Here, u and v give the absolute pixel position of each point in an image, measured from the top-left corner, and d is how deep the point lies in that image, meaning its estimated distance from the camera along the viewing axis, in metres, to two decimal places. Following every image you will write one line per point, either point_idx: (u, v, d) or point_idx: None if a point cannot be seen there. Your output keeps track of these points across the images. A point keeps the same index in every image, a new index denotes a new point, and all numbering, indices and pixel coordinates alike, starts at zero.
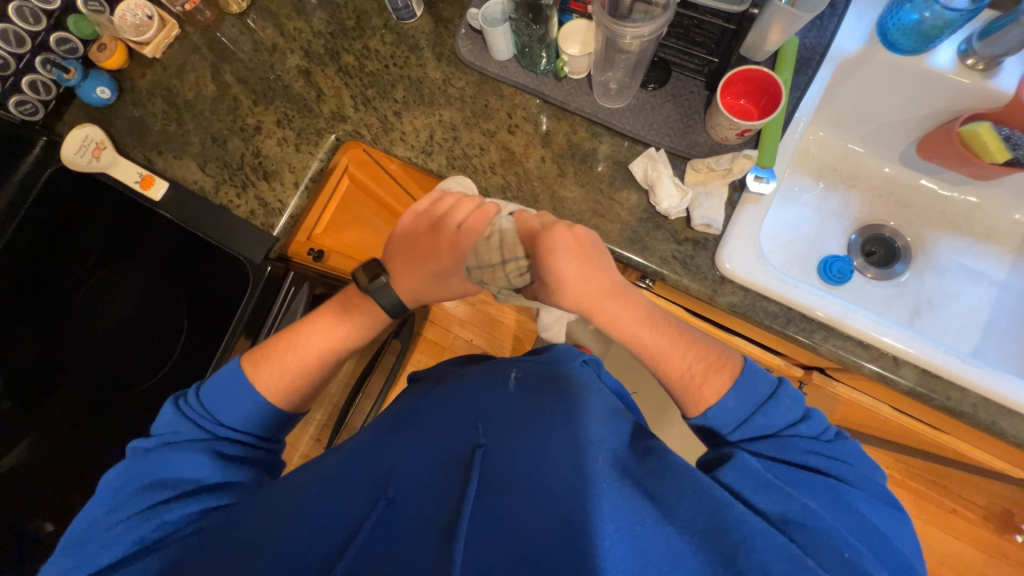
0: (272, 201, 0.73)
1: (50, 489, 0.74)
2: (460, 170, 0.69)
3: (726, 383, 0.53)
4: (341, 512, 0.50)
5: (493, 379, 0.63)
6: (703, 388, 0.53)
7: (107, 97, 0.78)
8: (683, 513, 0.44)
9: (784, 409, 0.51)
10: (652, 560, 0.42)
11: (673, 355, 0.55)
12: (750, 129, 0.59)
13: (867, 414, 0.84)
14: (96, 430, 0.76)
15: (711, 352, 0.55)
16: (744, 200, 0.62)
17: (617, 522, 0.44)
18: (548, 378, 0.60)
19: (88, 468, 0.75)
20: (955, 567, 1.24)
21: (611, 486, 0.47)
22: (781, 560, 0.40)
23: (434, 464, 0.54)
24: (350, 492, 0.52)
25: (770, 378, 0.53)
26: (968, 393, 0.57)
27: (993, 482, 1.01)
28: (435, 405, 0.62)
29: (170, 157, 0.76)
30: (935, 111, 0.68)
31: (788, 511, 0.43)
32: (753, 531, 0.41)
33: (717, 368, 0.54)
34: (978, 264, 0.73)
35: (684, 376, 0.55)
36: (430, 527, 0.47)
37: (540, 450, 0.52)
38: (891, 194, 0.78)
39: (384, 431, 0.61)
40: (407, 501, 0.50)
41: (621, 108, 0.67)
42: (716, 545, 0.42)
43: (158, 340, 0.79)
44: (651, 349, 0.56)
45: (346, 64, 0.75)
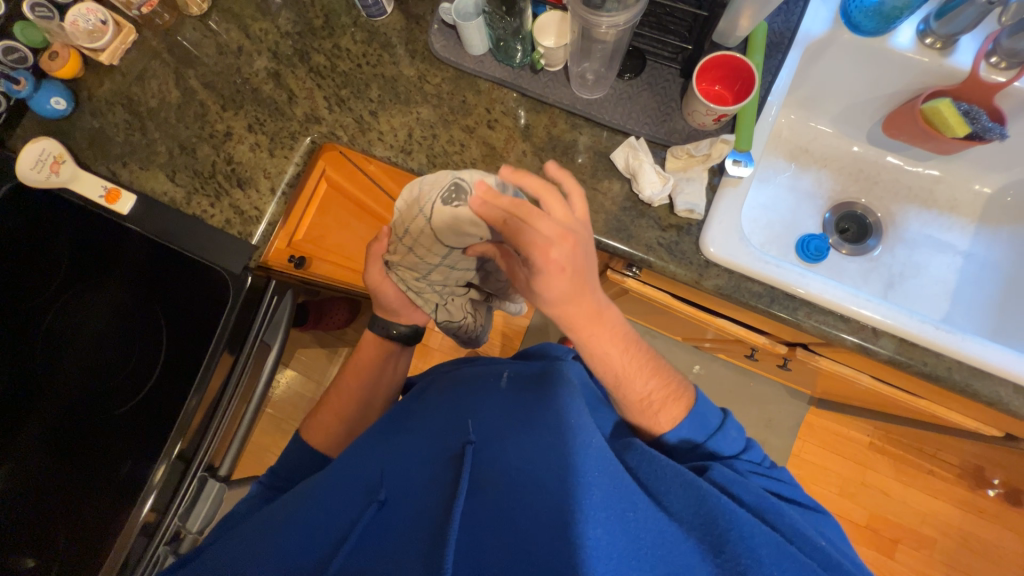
0: (248, 208, 0.71)
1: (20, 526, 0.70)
2: (441, 168, 0.69)
3: (678, 415, 0.60)
4: (339, 516, 0.52)
5: (485, 379, 0.63)
6: (659, 417, 0.61)
7: (62, 107, 0.74)
8: (675, 504, 0.48)
9: (729, 439, 0.59)
10: (645, 544, 0.44)
11: (637, 381, 0.61)
12: (726, 114, 0.60)
13: (848, 384, 0.87)
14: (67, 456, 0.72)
15: (672, 386, 0.62)
16: (724, 183, 0.63)
17: (609, 508, 0.44)
18: (536, 372, 0.61)
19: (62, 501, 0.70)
20: (935, 524, 1.31)
21: (598, 474, 0.47)
22: (767, 546, 0.43)
23: (427, 465, 0.55)
24: (347, 496, 0.54)
25: (717, 412, 0.62)
26: (942, 357, 0.60)
27: (966, 441, 1.06)
28: (428, 411, 0.63)
29: (136, 168, 0.73)
30: (899, 89, 0.70)
31: (764, 506, 0.49)
32: (742, 522, 0.44)
33: (675, 399, 0.61)
34: (945, 235, 0.77)
35: (642, 403, 0.61)
36: (424, 526, 0.47)
37: (531, 442, 0.52)
38: (860, 172, 0.81)
39: (378, 432, 0.61)
40: (401, 503, 0.51)
41: (599, 99, 0.67)
42: (707, 534, 0.45)
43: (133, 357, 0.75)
44: (621, 374, 0.60)
45: (317, 65, 0.73)
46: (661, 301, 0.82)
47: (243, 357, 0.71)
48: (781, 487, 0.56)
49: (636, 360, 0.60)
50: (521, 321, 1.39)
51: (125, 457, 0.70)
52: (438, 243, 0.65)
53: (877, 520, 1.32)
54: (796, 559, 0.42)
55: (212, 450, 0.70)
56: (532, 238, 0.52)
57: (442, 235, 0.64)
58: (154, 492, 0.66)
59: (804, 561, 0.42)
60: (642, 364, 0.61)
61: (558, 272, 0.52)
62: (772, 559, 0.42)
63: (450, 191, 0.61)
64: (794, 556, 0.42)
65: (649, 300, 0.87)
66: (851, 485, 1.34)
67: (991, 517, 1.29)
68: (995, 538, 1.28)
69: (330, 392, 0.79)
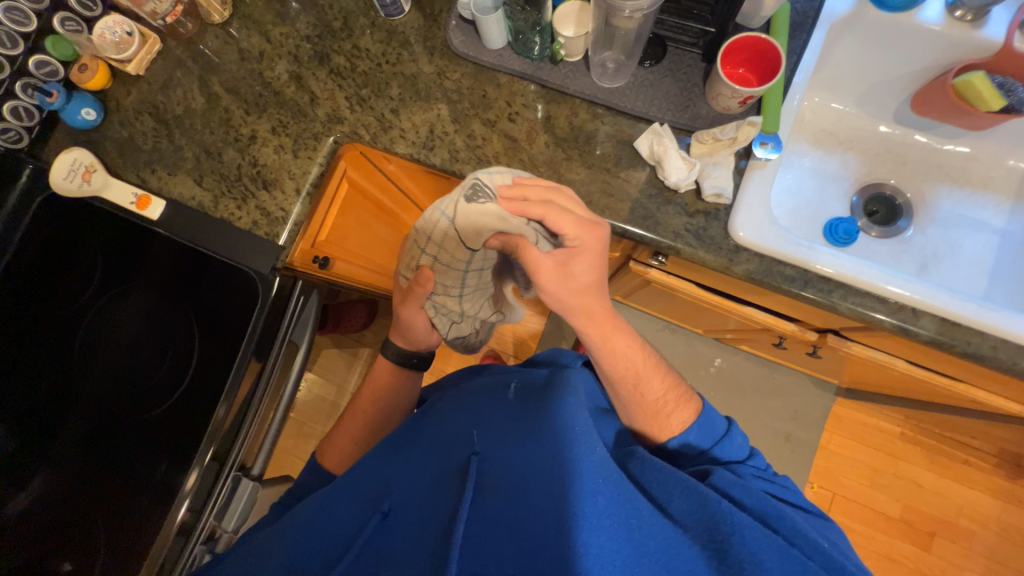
0: (275, 210, 0.72)
1: (54, 534, 0.69)
2: (463, 163, 0.69)
3: (689, 417, 0.60)
4: (344, 526, 0.53)
5: (494, 391, 0.62)
6: (671, 420, 0.60)
7: (92, 118, 0.76)
8: (679, 511, 0.47)
9: (736, 446, 0.58)
10: (649, 551, 0.43)
11: (652, 381, 0.62)
12: (752, 96, 0.59)
13: (879, 370, 0.85)
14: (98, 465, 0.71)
15: (681, 390, 0.62)
16: (751, 166, 0.63)
17: (611, 515, 0.44)
18: (547, 379, 0.60)
19: (93, 511, 0.69)
20: (973, 515, 1.27)
21: (604, 480, 0.46)
22: (770, 551, 0.42)
23: (432, 474, 0.55)
24: (356, 502, 0.55)
25: (723, 419, 0.61)
26: (986, 337, 0.58)
27: (1005, 427, 1.03)
28: (439, 418, 0.62)
29: (164, 174, 0.74)
30: (928, 66, 0.69)
31: (767, 507, 0.48)
32: (742, 525, 0.43)
33: (684, 403, 0.61)
34: (978, 213, 0.75)
35: (656, 404, 0.61)
36: (428, 532, 0.48)
37: (536, 448, 0.51)
38: (889, 153, 0.79)
39: (387, 441, 0.62)
40: (403, 512, 0.52)
41: (621, 87, 0.67)
42: (712, 540, 0.44)
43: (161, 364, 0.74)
44: (636, 371, 0.61)
45: (337, 66, 0.74)
46: (686, 292, 0.81)
47: (270, 364, 0.72)
48: (785, 493, 0.55)
49: (647, 362, 0.62)
50: (539, 319, 1.39)
51: (156, 462, 0.70)
52: (462, 246, 0.62)
53: (911, 512, 1.29)
54: (799, 563, 0.41)
55: (245, 450, 0.70)
56: (567, 218, 0.55)
57: (467, 238, 0.61)
58: (188, 499, 0.66)
59: (806, 564, 0.42)
60: (654, 365, 0.62)
61: (590, 252, 0.57)
62: (774, 563, 0.41)
63: (473, 191, 0.58)
64: (796, 558, 0.42)
65: (673, 292, 0.87)
66: (883, 477, 1.31)
67: None
68: None
69: (350, 402, 0.80)
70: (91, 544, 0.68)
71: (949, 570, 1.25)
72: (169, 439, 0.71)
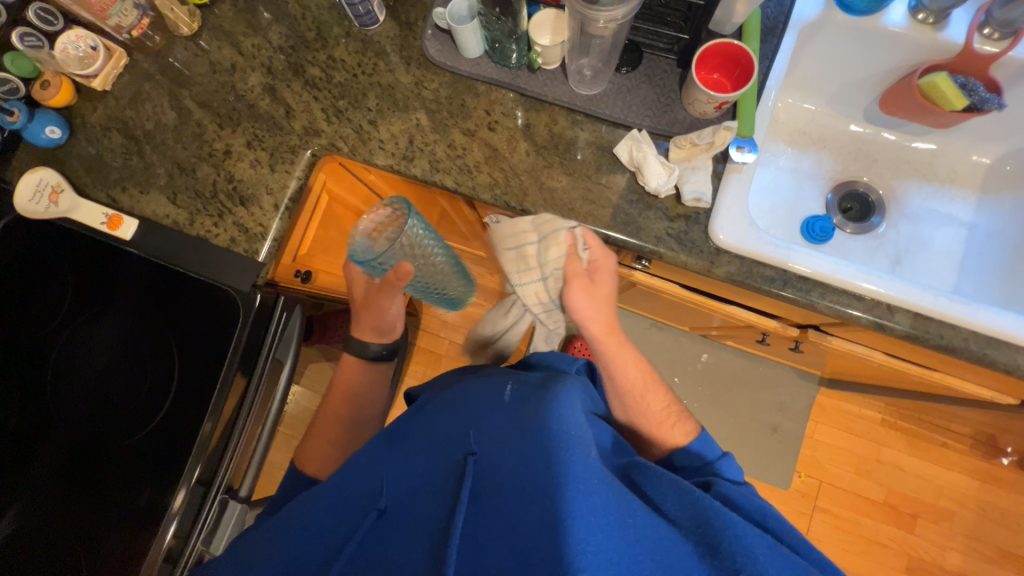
0: (253, 226, 0.71)
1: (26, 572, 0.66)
2: (444, 173, 0.68)
3: (691, 431, 0.63)
4: (336, 526, 0.51)
5: (490, 388, 0.62)
6: (675, 429, 0.64)
7: (57, 136, 0.73)
8: (673, 509, 0.47)
9: (736, 466, 0.59)
10: (645, 549, 0.43)
11: (656, 396, 0.67)
12: (726, 101, 0.60)
13: (859, 362, 0.88)
14: (70, 499, 0.67)
15: (680, 408, 0.67)
16: (729, 170, 0.64)
17: (609, 516, 0.44)
18: (543, 381, 0.60)
19: (67, 545, 0.66)
20: (952, 496, 1.31)
21: (602, 481, 0.46)
22: (762, 547, 0.42)
23: (426, 474, 0.54)
24: (346, 507, 0.53)
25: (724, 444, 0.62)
26: (958, 328, 0.60)
27: (981, 411, 1.07)
28: (431, 418, 0.62)
29: (136, 192, 0.73)
30: (894, 66, 0.71)
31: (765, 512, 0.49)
32: (735, 521, 0.43)
33: (683, 416, 0.65)
34: (946, 208, 0.77)
35: (660, 414, 0.65)
36: (425, 531, 0.47)
37: (530, 449, 0.50)
38: (860, 151, 0.81)
39: (382, 439, 0.62)
40: (400, 512, 0.51)
41: (598, 94, 0.67)
42: (703, 536, 0.44)
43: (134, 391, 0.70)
44: (642, 386, 0.67)
45: (313, 77, 0.73)
46: (670, 293, 0.82)
47: (256, 376, 0.71)
48: None
49: (649, 379, 0.68)
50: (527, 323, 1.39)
51: (134, 492, 0.67)
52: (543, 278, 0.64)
53: (894, 496, 1.32)
54: (794, 565, 0.41)
55: (231, 471, 0.69)
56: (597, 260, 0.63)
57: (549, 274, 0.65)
58: (175, 520, 0.65)
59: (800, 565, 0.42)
60: (656, 385, 0.68)
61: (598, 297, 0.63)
62: (769, 560, 0.41)
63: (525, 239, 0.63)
64: (790, 560, 0.42)
65: (658, 293, 0.88)
66: (866, 463, 1.35)
67: (1007, 486, 1.30)
68: (1013, 506, 1.29)
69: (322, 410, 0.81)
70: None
71: (931, 550, 1.30)
72: (145, 468, 0.67)
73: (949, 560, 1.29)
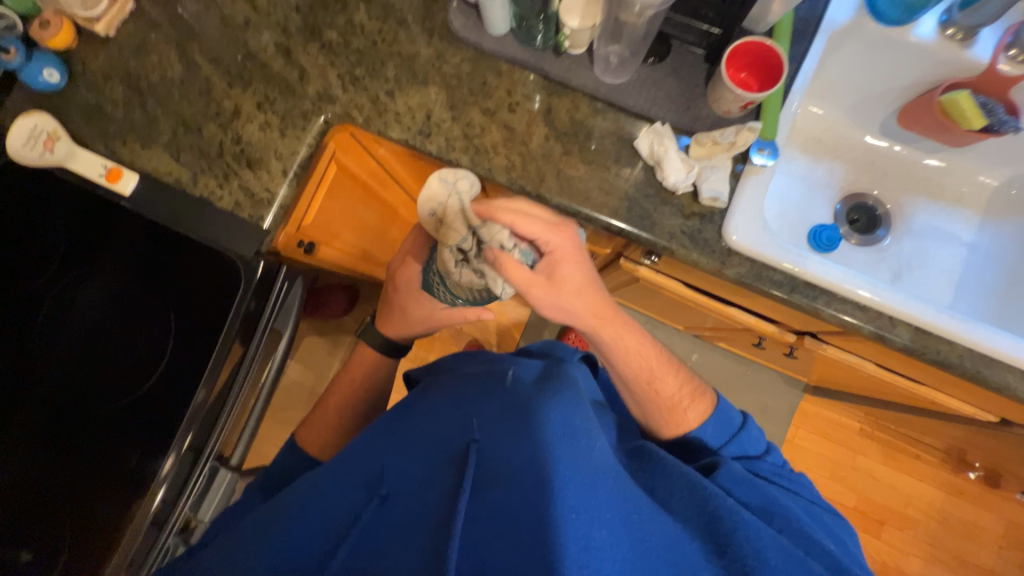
0: (259, 190, 0.69)
1: (6, 528, 0.65)
2: (460, 152, 0.67)
3: (704, 412, 0.62)
4: (335, 510, 0.51)
5: (491, 377, 0.62)
6: (688, 413, 0.62)
7: (55, 80, 0.70)
8: (679, 506, 0.48)
9: (753, 438, 0.62)
10: (650, 547, 0.43)
11: (668, 377, 0.64)
12: (753, 101, 0.60)
13: (850, 372, 0.90)
14: (56, 457, 0.66)
15: (695, 384, 0.65)
16: (747, 172, 0.64)
17: (614, 512, 0.44)
18: (543, 374, 0.60)
19: (51, 503, 0.65)
20: (919, 505, 1.36)
21: (607, 476, 0.47)
22: (774, 549, 0.43)
23: (426, 464, 0.53)
24: (345, 491, 0.53)
25: (740, 413, 0.64)
26: (955, 345, 0.62)
27: (957, 426, 1.10)
28: (430, 406, 0.62)
29: (137, 146, 0.70)
30: (917, 81, 0.71)
31: (767, 504, 0.50)
32: (748, 523, 0.44)
33: (697, 397, 0.64)
34: (950, 226, 0.78)
35: (672, 399, 0.63)
36: (425, 522, 0.47)
37: (531, 439, 0.51)
38: (873, 163, 0.82)
39: (381, 428, 0.61)
40: (400, 500, 0.51)
41: (623, 83, 0.66)
42: (710, 534, 0.45)
43: (127, 351, 0.68)
44: (652, 368, 0.63)
45: (330, 41, 0.70)
46: (673, 290, 0.83)
47: (253, 346, 0.69)
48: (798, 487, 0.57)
49: (659, 360, 0.65)
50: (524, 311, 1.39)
51: (122, 454, 0.66)
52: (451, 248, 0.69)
53: (865, 502, 1.37)
54: (803, 564, 0.42)
55: (223, 438, 0.68)
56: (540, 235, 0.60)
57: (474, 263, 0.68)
58: (164, 486, 0.64)
59: (811, 566, 0.42)
60: (668, 364, 0.65)
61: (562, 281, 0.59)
62: (779, 561, 0.42)
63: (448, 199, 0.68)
64: (799, 560, 0.42)
65: (661, 290, 0.88)
66: (841, 469, 1.39)
67: (972, 499, 1.35)
68: (974, 518, 1.35)
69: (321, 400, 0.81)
70: (51, 536, 0.64)
71: (894, 555, 1.35)
72: (136, 431, 0.66)
73: (911, 566, 1.35)
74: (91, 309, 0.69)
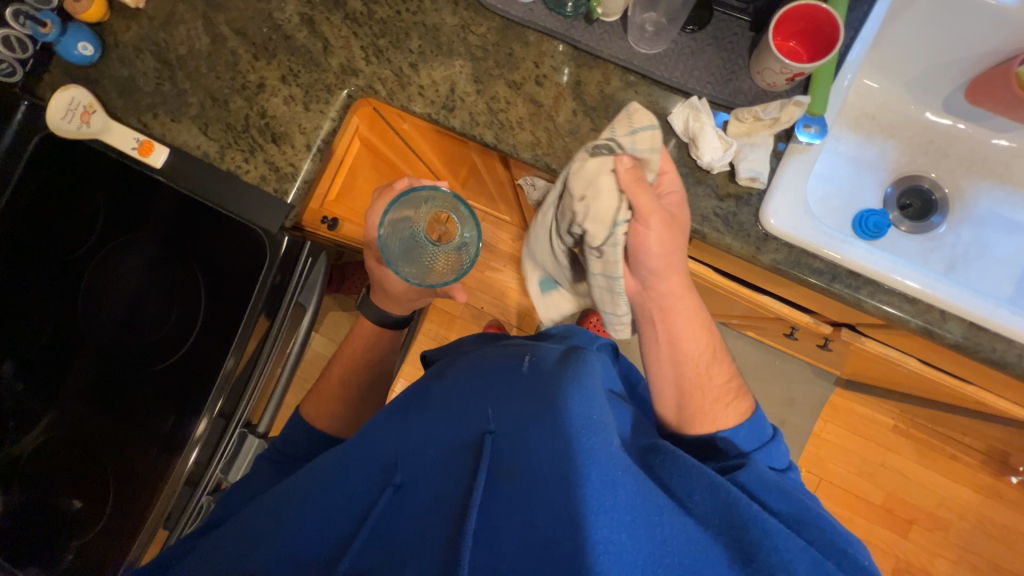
0: (284, 165, 0.69)
1: (56, 481, 0.69)
2: (484, 127, 0.65)
3: (743, 413, 0.60)
4: (355, 497, 0.53)
5: (507, 362, 0.62)
6: (727, 412, 0.59)
7: (90, 53, 0.71)
8: (700, 507, 0.47)
9: (781, 451, 0.58)
10: (672, 551, 0.42)
11: (717, 368, 0.62)
12: (802, 73, 0.55)
13: (889, 367, 0.85)
14: (99, 417, 0.70)
15: (737, 385, 0.62)
16: (790, 150, 0.59)
17: (633, 512, 0.43)
18: (562, 358, 0.59)
19: (95, 461, 0.69)
20: (952, 507, 1.31)
21: (626, 473, 0.46)
22: (801, 560, 0.42)
23: (442, 451, 0.54)
24: (362, 473, 0.54)
25: (772, 425, 0.61)
26: (1012, 344, 0.57)
27: (1003, 429, 1.04)
28: (445, 388, 0.63)
29: (167, 120, 0.71)
30: (991, 50, 0.64)
31: (799, 513, 0.47)
32: (774, 533, 0.43)
33: (734, 398, 0.61)
34: (1017, 215, 0.71)
35: (718, 391, 0.61)
36: (442, 513, 0.47)
37: (548, 433, 0.50)
38: (931, 143, 0.75)
39: (396, 411, 0.62)
40: (415, 485, 0.52)
41: (659, 53, 0.62)
42: (734, 539, 0.44)
43: (160, 321, 0.71)
44: (704, 353, 0.62)
45: (354, 11, 0.69)
46: (702, 276, 0.79)
47: (278, 323, 0.70)
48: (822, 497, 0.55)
49: (713, 351, 0.62)
50: None
51: (158, 418, 0.69)
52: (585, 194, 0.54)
53: (893, 501, 1.33)
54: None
55: (251, 409, 0.71)
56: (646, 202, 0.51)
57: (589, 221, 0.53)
58: (196, 449, 0.67)
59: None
60: (718, 356, 0.63)
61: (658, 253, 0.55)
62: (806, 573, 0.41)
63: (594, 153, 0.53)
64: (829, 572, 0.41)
65: (688, 275, 0.85)
66: (870, 466, 1.34)
67: (1012, 504, 1.29)
68: (1012, 523, 1.28)
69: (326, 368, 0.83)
70: (95, 492, 0.69)
71: (921, 556, 1.31)
72: (169, 397, 0.69)
73: (938, 568, 1.30)
74: (127, 279, 0.71)
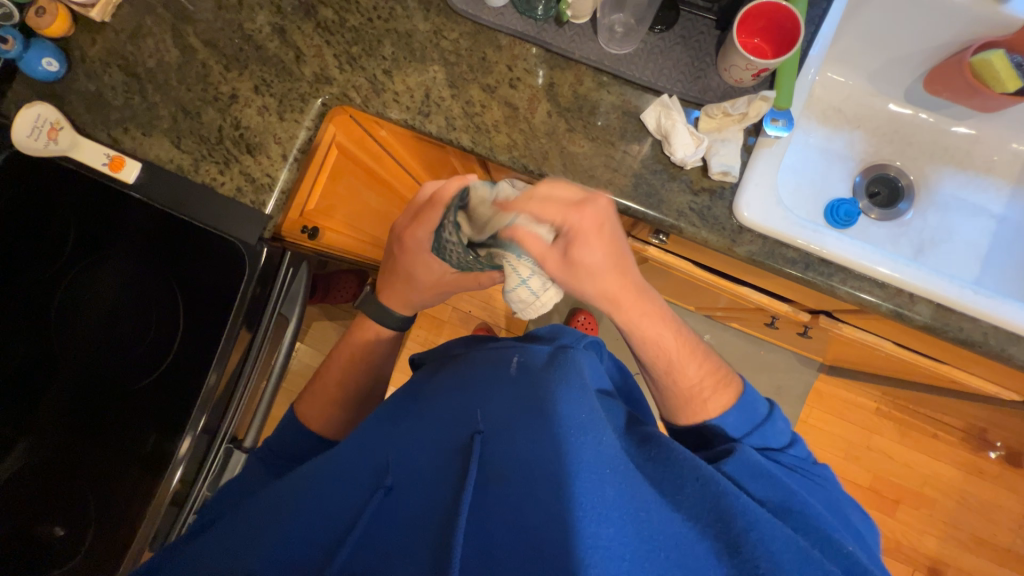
0: (260, 176, 0.68)
1: (35, 507, 0.67)
2: (460, 131, 0.65)
3: (727, 402, 0.59)
4: (344, 502, 0.51)
5: (495, 365, 0.61)
6: (709, 403, 0.60)
7: (55, 69, 0.69)
8: (687, 499, 0.46)
9: (777, 429, 0.59)
10: (659, 546, 0.42)
11: (688, 365, 0.60)
12: (767, 68, 0.57)
13: (867, 351, 0.87)
14: (77, 439, 0.68)
15: (721, 372, 0.61)
16: (759, 144, 0.61)
17: (621, 509, 0.43)
18: (550, 358, 0.59)
19: (75, 484, 0.67)
20: (936, 485, 1.34)
21: (614, 471, 0.46)
22: (786, 547, 0.42)
23: (432, 453, 0.54)
24: (351, 477, 0.53)
25: (767, 402, 0.61)
26: (978, 323, 0.59)
27: (978, 406, 1.07)
28: (435, 391, 0.62)
29: (138, 134, 0.70)
30: (946, 42, 0.67)
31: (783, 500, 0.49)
32: (762, 522, 0.43)
33: (724, 386, 0.60)
34: (979, 198, 0.74)
35: (693, 386, 0.60)
36: (432, 522, 0.46)
37: (538, 433, 0.50)
38: (896, 132, 0.78)
39: (384, 418, 0.60)
40: (404, 489, 0.51)
41: (629, 54, 0.64)
42: (723, 531, 0.43)
43: (137, 338, 0.69)
44: (670, 356, 0.60)
45: (325, 20, 0.69)
46: (683, 270, 0.81)
47: (260, 334, 0.70)
48: (818, 481, 0.56)
49: (683, 348, 0.60)
50: None
51: (139, 437, 0.67)
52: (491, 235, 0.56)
53: (879, 481, 1.36)
54: (818, 565, 0.41)
55: (236, 422, 0.70)
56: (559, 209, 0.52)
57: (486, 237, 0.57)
58: (181, 467, 0.66)
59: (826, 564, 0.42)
60: (691, 350, 0.61)
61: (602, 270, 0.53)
62: (793, 564, 0.41)
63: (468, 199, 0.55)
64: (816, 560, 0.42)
65: (670, 270, 0.86)
66: (856, 449, 1.37)
67: (991, 478, 1.33)
68: (993, 498, 1.32)
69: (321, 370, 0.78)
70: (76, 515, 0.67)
71: (909, 534, 1.34)
72: (150, 414, 0.68)
73: (925, 545, 1.34)
74: (102, 297, 0.70)
